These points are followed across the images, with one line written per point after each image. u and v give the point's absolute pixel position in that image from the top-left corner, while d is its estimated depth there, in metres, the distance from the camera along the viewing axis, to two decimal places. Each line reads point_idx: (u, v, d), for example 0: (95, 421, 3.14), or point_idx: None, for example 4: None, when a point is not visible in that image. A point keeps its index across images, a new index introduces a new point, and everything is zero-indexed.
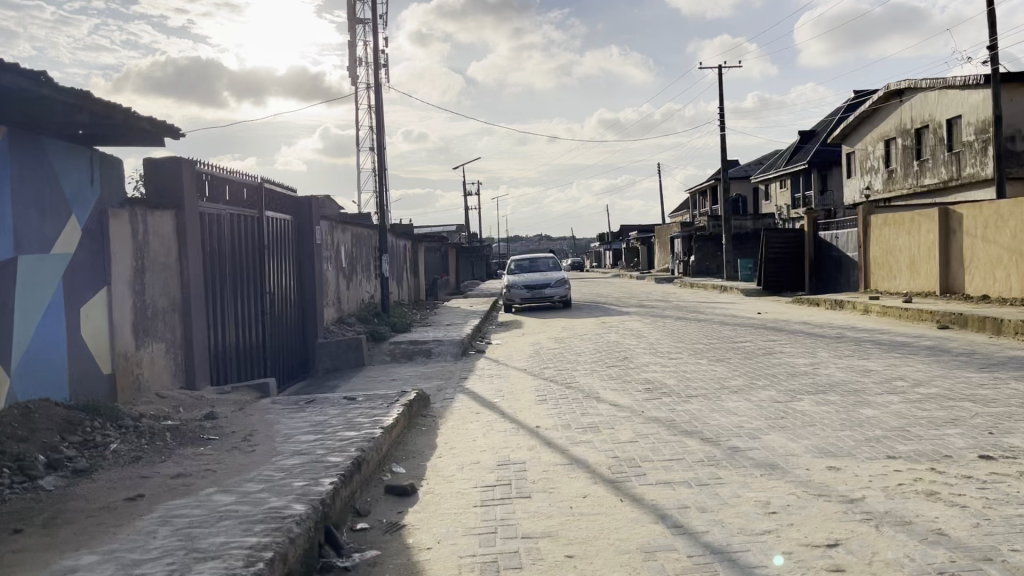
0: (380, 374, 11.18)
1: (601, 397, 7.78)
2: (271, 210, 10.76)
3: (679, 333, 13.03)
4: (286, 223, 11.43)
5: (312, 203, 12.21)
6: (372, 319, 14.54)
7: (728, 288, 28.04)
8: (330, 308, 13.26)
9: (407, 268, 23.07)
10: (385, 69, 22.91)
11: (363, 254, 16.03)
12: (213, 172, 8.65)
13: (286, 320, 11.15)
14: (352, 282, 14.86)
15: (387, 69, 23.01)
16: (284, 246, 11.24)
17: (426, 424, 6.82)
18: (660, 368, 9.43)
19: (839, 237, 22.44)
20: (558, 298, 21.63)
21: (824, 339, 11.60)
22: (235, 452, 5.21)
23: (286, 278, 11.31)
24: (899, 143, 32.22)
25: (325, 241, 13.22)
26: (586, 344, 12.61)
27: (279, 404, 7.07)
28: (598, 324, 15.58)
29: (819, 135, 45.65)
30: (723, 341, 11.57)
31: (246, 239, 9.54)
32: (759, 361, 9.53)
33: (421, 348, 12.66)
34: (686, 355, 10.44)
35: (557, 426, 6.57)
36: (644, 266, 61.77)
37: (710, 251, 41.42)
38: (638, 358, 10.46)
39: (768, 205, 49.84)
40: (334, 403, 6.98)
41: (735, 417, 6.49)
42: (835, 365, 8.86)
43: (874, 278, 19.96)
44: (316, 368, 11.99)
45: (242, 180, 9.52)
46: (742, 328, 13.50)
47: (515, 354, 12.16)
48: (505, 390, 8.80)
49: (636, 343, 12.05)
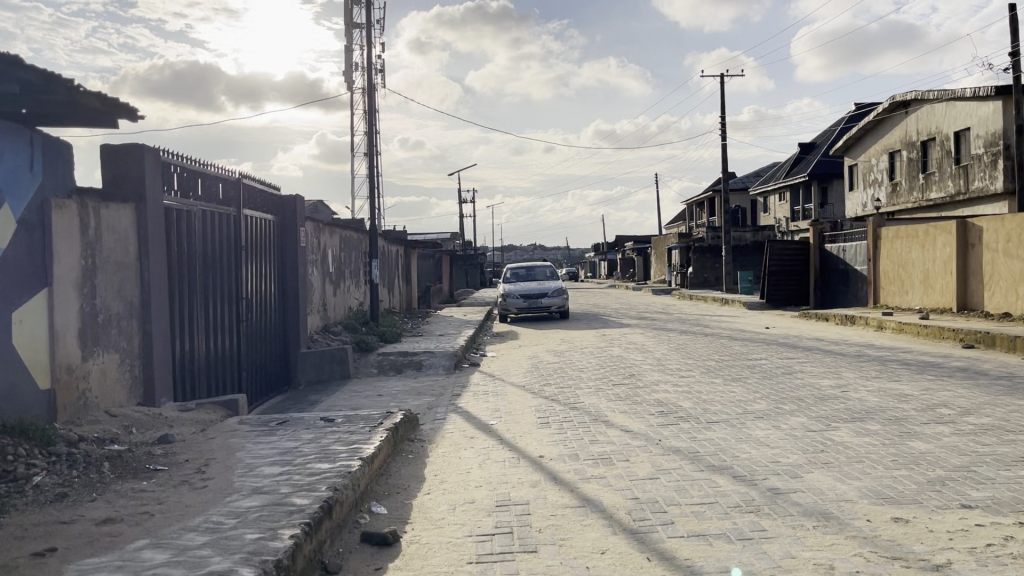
0: (366, 388, 10.33)
1: (610, 420, 6.95)
2: (252, 208, 9.92)
3: (686, 349, 12.19)
4: (268, 223, 10.59)
5: (298, 202, 11.37)
6: (359, 327, 13.69)
7: (728, 301, 27.27)
8: (314, 315, 12.39)
9: (399, 274, 22.25)
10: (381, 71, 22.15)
11: (352, 259, 15.18)
12: (184, 164, 7.81)
13: (265, 329, 10.29)
14: (339, 288, 14.02)
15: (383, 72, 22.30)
16: (264, 248, 10.40)
17: (413, 453, 5.97)
18: (672, 387, 8.60)
19: (846, 250, 21.68)
20: (554, 308, 20.73)
21: (844, 357, 10.78)
22: (185, 487, 4.35)
23: (266, 283, 10.46)
24: (903, 156, 31.55)
25: (311, 244, 12.39)
26: (587, 358, 11.78)
27: (246, 426, 6.21)
28: (598, 337, 14.75)
29: (819, 148, 45.02)
30: (735, 359, 10.75)
31: (222, 240, 8.71)
32: (780, 381, 8.72)
33: (411, 361, 11.81)
34: (698, 373, 9.63)
35: (563, 456, 5.74)
36: (641, 278, 60.99)
37: (709, 263, 40.63)
38: (646, 375, 9.64)
39: (767, 217, 49.16)
40: (308, 425, 6.13)
41: (767, 449, 5.67)
42: (865, 387, 8.06)
43: (885, 294, 19.19)
44: (297, 380, 11.15)
45: (218, 175, 8.70)
46: (754, 344, 12.67)
47: (513, 368, 11.32)
48: (502, 410, 7.94)
49: (642, 359, 11.21)
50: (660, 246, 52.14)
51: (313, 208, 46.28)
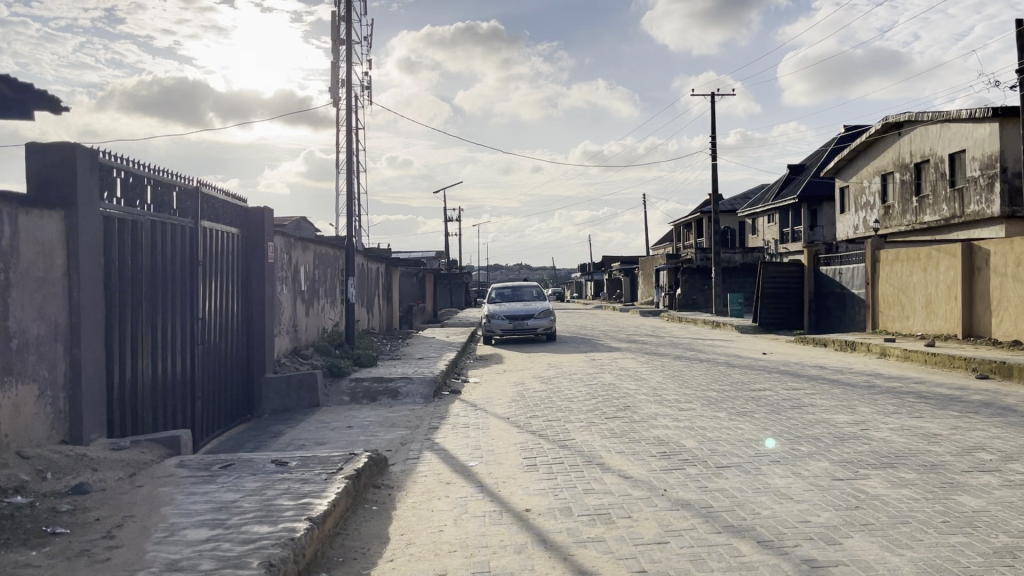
0: (336, 418, 9.44)
1: (606, 464, 6.10)
2: (213, 220, 9.08)
3: (683, 377, 11.36)
4: (230, 236, 9.74)
5: (266, 214, 10.51)
6: (332, 350, 12.81)
7: (719, 324, 26.53)
8: (283, 336, 11.52)
9: (378, 292, 21.36)
10: (363, 84, 21.35)
11: (327, 277, 14.34)
12: (131, 170, 6.98)
13: (224, 353, 9.41)
14: (312, 308, 13.15)
15: (365, 85, 21.48)
16: (226, 265, 9.53)
17: (378, 505, 5.10)
18: (671, 423, 7.77)
19: (843, 272, 21.00)
20: (541, 330, 19.91)
21: (855, 389, 9.96)
22: (83, 559, 3.48)
23: (228, 302, 9.58)
24: (896, 178, 31.05)
25: (281, 260, 11.52)
26: (576, 386, 10.95)
27: (184, 470, 5.33)
28: (587, 362, 13.91)
29: (808, 169, 44.59)
30: (737, 389, 9.93)
31: (175, 255, 7.85)
32: (790, 416, 7.92)
33: (386, 388, 10.92)
34: (698, 405, 8.80)
35: (553, 511, 4.87)
36: (628, 299, 60.34)
37: (697, 284, 39.97)
38: (641, 407, 8.81)
39: (756, 239, 48.62)
40: (256, 471, 5.25)
41: (793, 505, 4.83)
42: (887, 425, 7.26)
43: (884, 319, 18.48)
44: (262, 408, 10.26)
45: (173, 183, 7.86)
46: (753, 372, 11.88)
47: (497, 397, 10.46)
48: (484, 447, 7.09)
49: (636, 388, 10.37)
50: (647, 267, 51.51)
51: (297, 224, 45.46)
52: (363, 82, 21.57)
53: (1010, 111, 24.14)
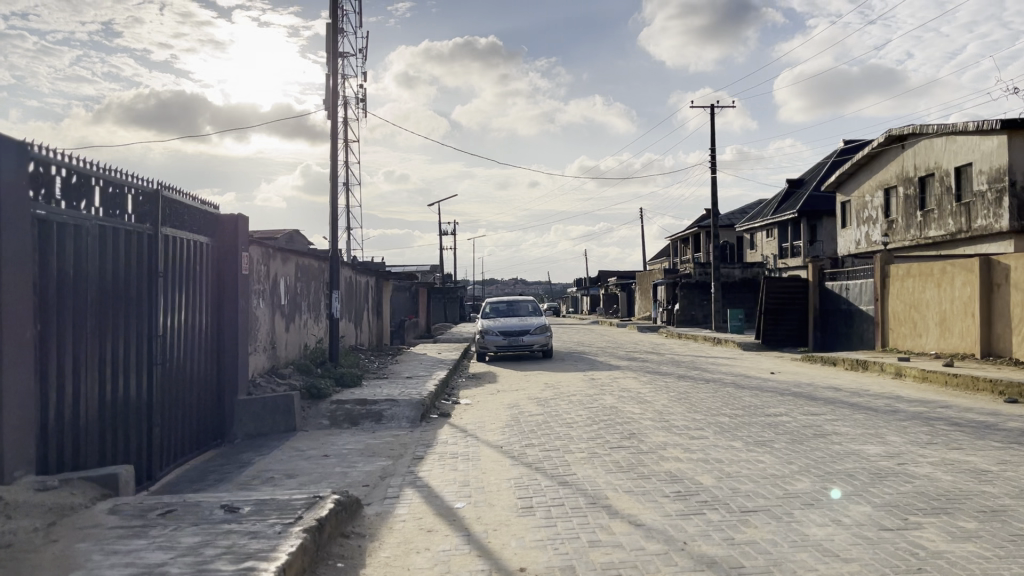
0: (312, 445, 8.60)
1: (613, 507, 5.28)
2: (178, 227, 8.28)
3: (690, 400, 10.55)
4: (199, 245, 8.93)
5: (240, 222, 9.71)
6: (313, 368, 11.98)
7: (721, 340, 25.76)
8: (259, 354, 10.69)
9: (368, 306, 20.57)
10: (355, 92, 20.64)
11: (310, 290, 13.54)
12: (72, 168, 6.18)
13: (191, 373, 8.60)
14: (292, 323, 12.33)
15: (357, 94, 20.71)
16: (194, 276, 8.73)
17: (343, 562, 4.28)
18: (683, 455, 6.95)
19: (850, 288, 20.25)
20: (537, 346, 19.11)
21: (878, 414, 9.15)
22: None
23: (195, 317, 8.76)
24: (900, 192, 30.42)
25: (258, 272, 10.70)
26: (575, 409, 10.15)
27: (114, 519, 4.49)
28: (585, 382, 13.11)
29: (808, 184, 43.98)
30: (751, 415, 9.13)
31: (129, 266, 7.06)
32: (816, 448, 7.11)
33: (369, 411, 10.09)
34: (711, 434, 7.98)
35: (554, 571, 4.05)
36: (625, 314, 59.61)
37: (696, 300, 39.21)
38: (648, 435, 7.99)
39: (754, 254, 47.98)
40: (199, 521, 4.42)
41: (841, 565, 4.02)
42: (928, 459, 6.46)
43: (894, 336, 17.73)
44: (234, 433, 9.44)
45: (129, 185, 7.06)
46: (764, 395, 11.10)
47: (489, 421, 9.66)
48: (473, 483, 6.27)
49: (640, 412, 9.56)
50: (644, 281, 50.81)
51: (290, 236, 44.92)
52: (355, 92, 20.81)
53: (1018, 124, 23.51)
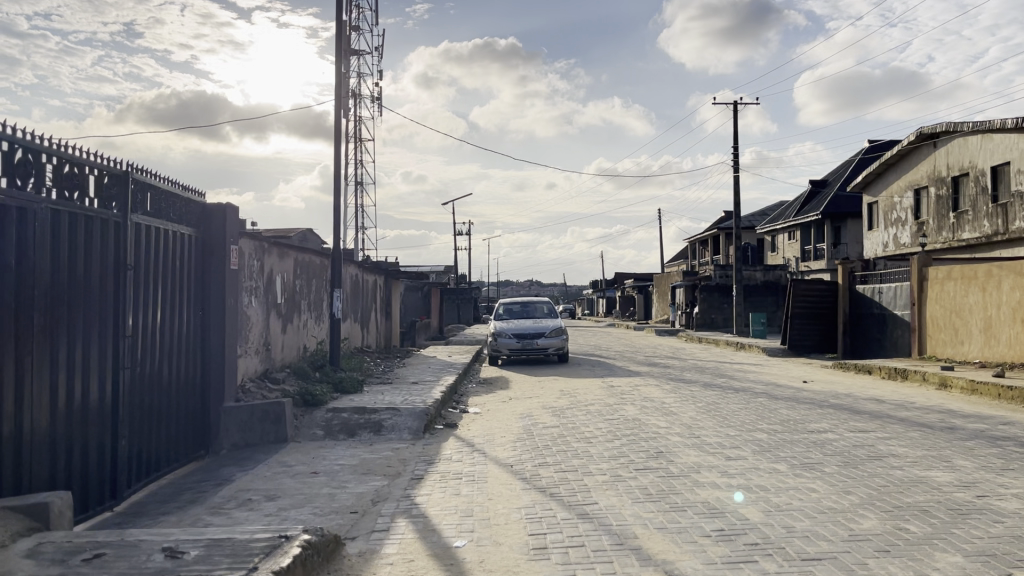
0: (300, 460, 7.72)
1: (644, 551, 4.35)
2: (154, 216, 7.43)
3: (720, 412, 9.59)
4: (180, 237, 8.08)
5: (229, 213, 8.85)
6: (310, 373, 11.13)
7: (743, 345, 24.76)
8: (251, 357, 9.85)
9: (377, 307, 19.77)
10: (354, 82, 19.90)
11: (310, 287, 12.67)
12: (16, 142, 5.34)
13: (170, 378, 7.77)
14: (289, 324, 11.48)
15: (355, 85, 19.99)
16: (174, 271, 7.90)
17: None
18: (722, 481, 6.03)
19: (883, 292, 19.21)
20: (552, 350, 18.19)
21: (934, 432, 8.15)
22: None
23: (175, 316, 7.92)
24: (931, 193, 29.30)
25: (250, 267, 9.85)
26: (594, 421, 9.26)
27: (26, 566, 3.61)
28: (604, 390, 12.21)
29: (832, 185, 42.86)
30: (791, 431, 8.15)
31: (89, 258, 6.21)
32: (874, 473, 6.15)
33: (369, 421, 9.22)
34: (749, 454, 7.04)
35: None
36: (642, 317, 58.59)
37: (715, 302, 38.22)
38: (677, 455, 7.07)
39: (776, 257, 46.87)
40: (129, 571, 3.54)
41: None
42: (1011, 491, 5.50)
43: (932, 343, 16.70)
44: (219, 444, 8.60)
45: (93, 166, 6.22)
46: (801, 407, 10.15)
47: (499, 433, 8.76)
48: (479, 511, 5.37)
49: (666, 426, 8.62)
50: (662, 284, 49.81)
51: (304, 235, 44.29)
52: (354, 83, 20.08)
53: None
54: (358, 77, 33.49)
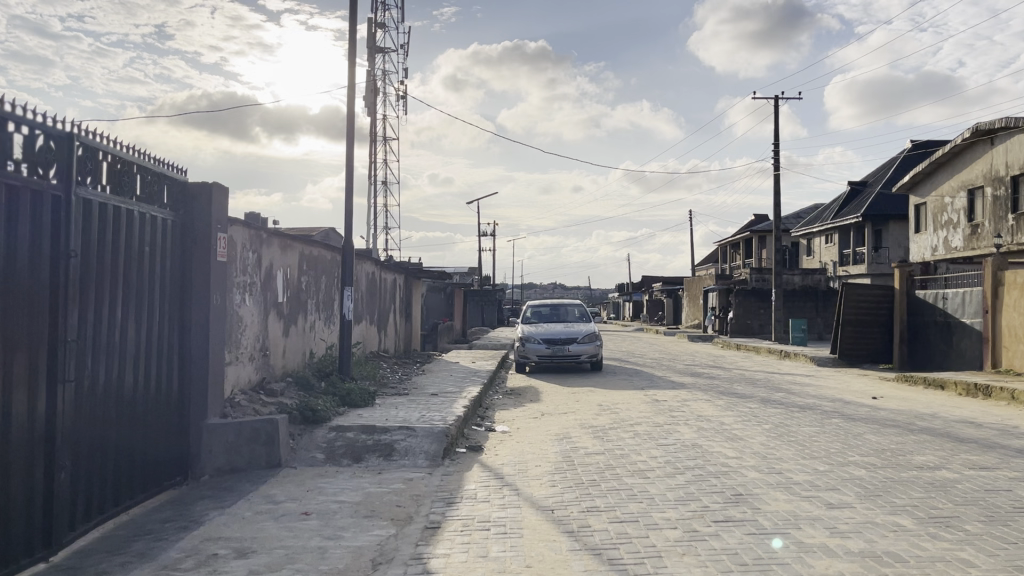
0: (290, 495, 6.29)
1: None
2: (116, 193, 6.02)
3: (796, 438, 8.02)
4: (153, 220, 6.66)
5: (215, 194, 7.43)
6: (314, 383, 9.72)
7: (786, 354, 23.11)
8: (243, 364, 8.47)
9: (396, 308, 18.39)
10: (371, 73, 18.68)
11: (317, 284, 11.30)
12: None
13: (138, 391, 6.39)
14: (292, 327, 10.10)
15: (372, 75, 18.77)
16: (144, 260, 6.49)
17: None
18: (836, 546, 4.51)
19: (948, 298, 17.52)
20: (585, 357, 16.71)
21: None
22: None
23: (143, 315, 6.51)
24: (987, 193, 27.48)
25: (243, 261, 8.45)
26: (646, 446, 7.76)
27: None
28: (648, 406, 10.70)
29: (873, 185, 41.01)
30: (894, 467, 6.58)
31: (13, 244, 4.84)
32: None
33: (378, 443, 7.80)
34: (857, 501, 5.50)
35: None
36: (671, 322, 56.99)
37: (752, 307, 36.46)
38: (764, 501, 5.56)
39: (811, 260, 45.07)
40: None
41: None
42: None
43: (1008, 355, 15.03)
44: (200, 468, 7.23)
45: (24, 122, 4.82)
46: (888, 430, 8.61)
47: (534, 461, 7.30)
48: None
49: (737, 456, 7.10)
50: (693, 288, 48.10)
51: (326, 235, 43.29)
52: (372, 72, 18.83)
53: None
54: (382, 77, 32.43)
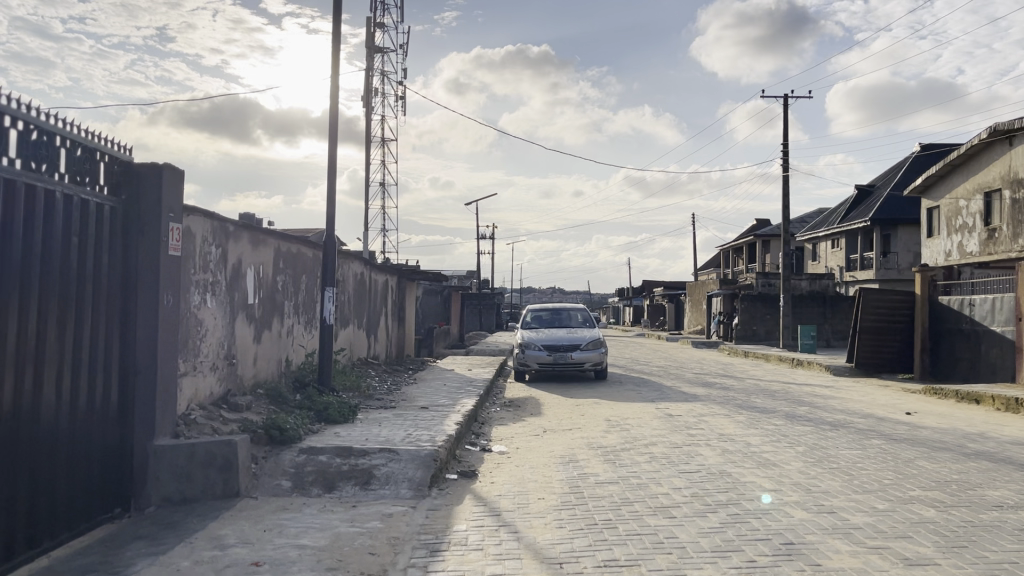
0: (242, 537, 5.19)
1: None
2: (32, 171, 4.95)
3: (839, 465, 6.92)
4: (88, 207, 5.60)
5: (165, 179, 6.35)
6: (287, 396, 8.64)
7: (797, 362, 22.01)
8: (202, 376, 7.38)
9: (387, 311, 17.33)
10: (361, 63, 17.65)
11: (295, 284, 10.22)
12: None
13: (63, 411, 5.29)
14: (265, 333, 9.02)
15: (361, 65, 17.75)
16: (74, 252, 5.40)
17: None
18: None
19: (975, 304, 16.45)
20: (588, 365, 15.63)
21: None
22: None
23: (73, 317, 5.42)
24: (1006, 196, 26.40)
25: (203, 257, 7.37)
26: (666, 473, 6.67)
27: None
28: (662, 422, 9.62)
29: (882, 188, 39.95)
30: (968, 506, 5.49)
31: None
32: None
33: (355, 469, 6.71)
34: (940, 555, 4.43)
35: None
36: (673, 327, 56.01)
37: (758, 313, 35.40)
38: (823, 553, 4.49)
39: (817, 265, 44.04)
40: None
41: None
42: None
43: None
44: (146, 498, 6.14)
45: None
46: (940, 455, 7.52)
47: (536, 492, 6.20)
48: None
49: (776, 489, 6.01)
50: (696, 293, 47.03)
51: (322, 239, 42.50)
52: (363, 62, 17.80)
53: None
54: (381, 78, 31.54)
